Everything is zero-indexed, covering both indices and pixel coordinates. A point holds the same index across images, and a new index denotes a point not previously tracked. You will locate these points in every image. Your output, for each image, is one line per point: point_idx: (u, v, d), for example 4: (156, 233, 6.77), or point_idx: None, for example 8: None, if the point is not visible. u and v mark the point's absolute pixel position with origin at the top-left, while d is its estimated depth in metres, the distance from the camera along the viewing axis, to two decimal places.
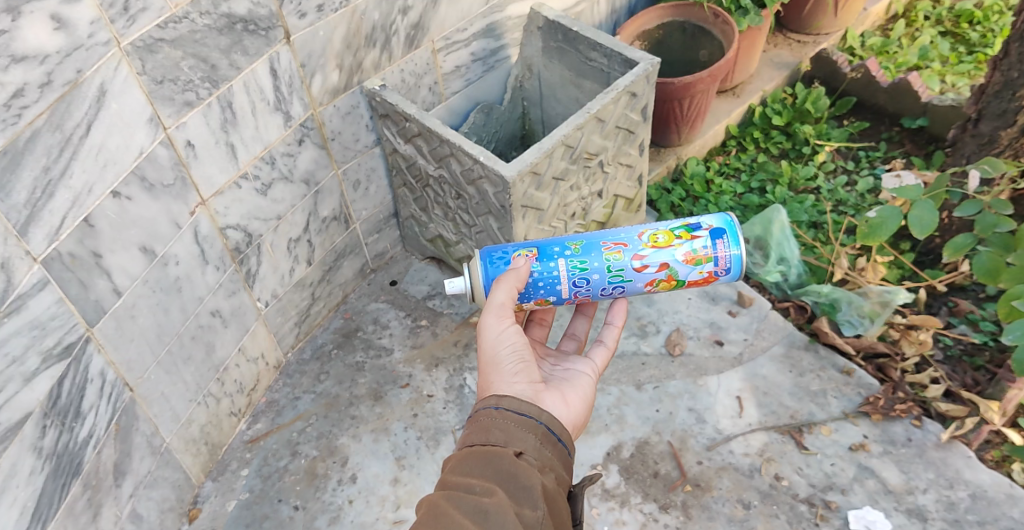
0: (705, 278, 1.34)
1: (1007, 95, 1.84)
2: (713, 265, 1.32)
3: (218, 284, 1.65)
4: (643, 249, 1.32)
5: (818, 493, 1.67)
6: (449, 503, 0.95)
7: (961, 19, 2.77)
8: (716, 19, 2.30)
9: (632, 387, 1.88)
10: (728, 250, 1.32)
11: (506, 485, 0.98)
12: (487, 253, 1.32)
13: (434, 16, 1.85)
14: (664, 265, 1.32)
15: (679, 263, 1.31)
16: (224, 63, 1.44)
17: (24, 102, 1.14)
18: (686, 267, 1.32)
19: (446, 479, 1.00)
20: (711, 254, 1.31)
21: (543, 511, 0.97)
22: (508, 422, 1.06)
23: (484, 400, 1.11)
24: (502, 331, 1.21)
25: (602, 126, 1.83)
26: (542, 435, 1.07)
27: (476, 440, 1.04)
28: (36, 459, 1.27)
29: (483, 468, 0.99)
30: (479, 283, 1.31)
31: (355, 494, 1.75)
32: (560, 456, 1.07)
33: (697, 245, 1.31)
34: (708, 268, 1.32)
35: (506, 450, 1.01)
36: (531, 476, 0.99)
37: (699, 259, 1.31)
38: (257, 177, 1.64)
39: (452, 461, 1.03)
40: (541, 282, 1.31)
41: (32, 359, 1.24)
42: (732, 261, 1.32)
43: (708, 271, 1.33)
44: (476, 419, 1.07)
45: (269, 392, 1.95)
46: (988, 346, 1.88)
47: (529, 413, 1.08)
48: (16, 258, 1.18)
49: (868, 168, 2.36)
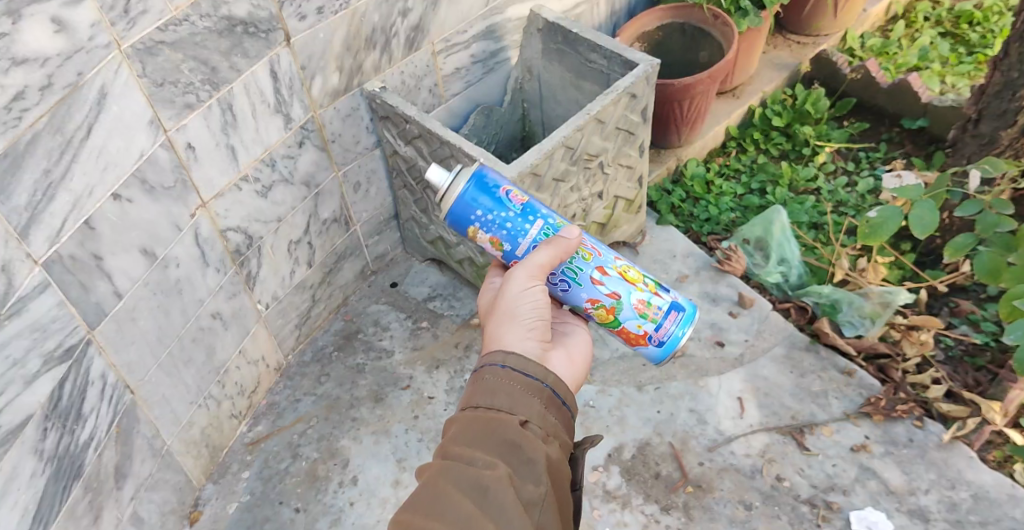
0: (638, 335, 1.36)
1: (1007, 95, 1.84)
2: (652, 326, 1.35)
3: (219, 286, 1.64)
4: (610, 269, 1.33)
5: (819, 493, 1.67)
6: (449, 479, 0.94)
7: (961, 19, 2.77)
8: (716, 20, 2.30)
9: (633, 388, 1.88)
10: (675, 325, 1.36)
11: (509, 458, 0.97)
12: (483, 168, 1.33)
13: (434, 18, 1.85)
14: (618, 294, 1.32)
15: (629, 304, 1.33)
16: (224, 65, 1.44)
17: (24, 105, 1.14)
18: (631, 312, 1.33)
19: (446, 445, 0.99)
20: (661, 314, 1.34)
21: (545, 486, 0.97)
22: (514, 384, 1.05)
23: (489, 354, 1.10)
24: (526, 289, 1.21)
25: (602, 127, 1.83)
26: (548, 398, 1.06)
27: (480, 403, 1.02)
28: (37, 461, 1.27)
29: (487, 437, 0.99)
30: (460, 183, 1.30)
31: (357, 496, 1.75)
32: (564, 419, 1.07)
33: (655, 300, 1.34)
34: (648, 327, 1.34)
35: (511, 420, 1.00)
36: (535, 447, 0.99)
37: (647, 313, 1.34)
38: (258, 179, 1.64)
39: (454, 423, 1.02)
40: (509, 224, 1.30)
41: (33, 361, 1.24)
42: (669, 336, 1.36)
43: (645, 330, 1.35)
44: (481, 376, 1.06)
45: (269, 395, 1.95)
46: (989, 347, 1.88)
47: (536, 374, 1.07)
48: (16, 261, 1.18)
49: (868, 169, 2.36)
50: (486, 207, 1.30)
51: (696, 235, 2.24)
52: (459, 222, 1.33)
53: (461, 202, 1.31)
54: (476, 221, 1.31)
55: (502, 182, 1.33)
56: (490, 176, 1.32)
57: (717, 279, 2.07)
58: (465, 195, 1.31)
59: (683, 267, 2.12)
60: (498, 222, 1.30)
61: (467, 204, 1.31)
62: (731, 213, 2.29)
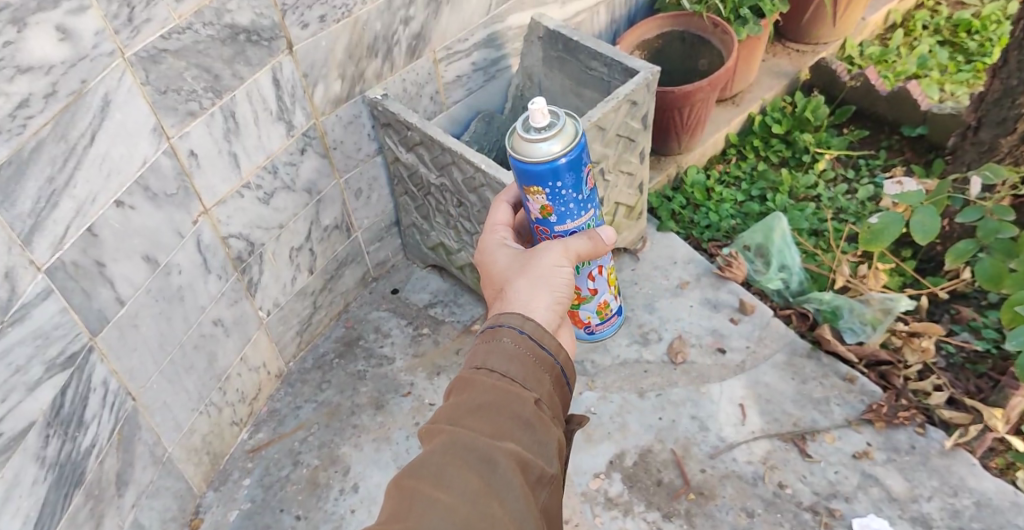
0: (581, 319, 1.69)
1: (1007, 103, 1.85)
2: (596, 321, 1.70)
3: (221, 293, 1.65)
4: (603, 272, 1.58)
5: (821, 500, 1.67)
6: (457, 449, 0.91)
7: (959, 28, 2.78)
8: (715, 28, 2.32)
9: (634, 395, 1.88)
10: (611, 325, 1.76)
11: (520, 433, 0.95)
12: (582, 137, 1.24)
13: (435, 26, 1.86)
14: (596, 292, 1.61)
15: (597, 300, 1.64)
16: (227, 73, 1.45)
17: (29, 112, 1.14)
18: (589, 306, 1.65)
19: (456, 410, 0.97)
20: (609, 314, 1.71)
21: (553, 468, 0.96)
22: (529, 355, 1.03)
23: (510, 316, 1.08)
24: (555, 263, 1.19)
25: (602, 134, 1.83)
26: (556, 376, 1.05)
27: (496, 368, 1.00)
28: (39, 468, 1.27)
29: (500, 407, 0.96)
30: (563, 148, 1.20)
31: (358, 503, 1.75)
32: (565, 400, 1.07)
33: (611, 304, 1.69)
34: (593, 318, 1.69)
35: (526, 394, 0.99)
36: (546, 427, 0.98)
37: (601, 310, 1.68)
38: (260, 186, 1.65)
39: (466, 385, 0.99)
40: (570, 205, 1.29)
41: (36, 368, 1.24)
42: (602, 332, 1.75)
43: (588, 318, 1.69)
44: (498, 338, 1.04)
45: (270, 402, 1.95)
46: (990, 354, 1.88)
47: (549, 350, 1.05)
48: (20, 267, 1.18)
49: (868, 176, 2.37)
50: (568, 183, 1.25)
51: (696, 241, 2.25)
52: (532, 177, 1.23)
53: (551, 165, 1.21)
54: (548, 187, 1.24)
55: (586, 158, 1.27)
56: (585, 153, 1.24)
57: (718, 285, 2.08)
58: (561, 161, 1.21)
59: (684, 273, 2.12)
60: (565, 199, 1.27)
61: (556, 172, 1.22)
62: (731, 219, 2.29)
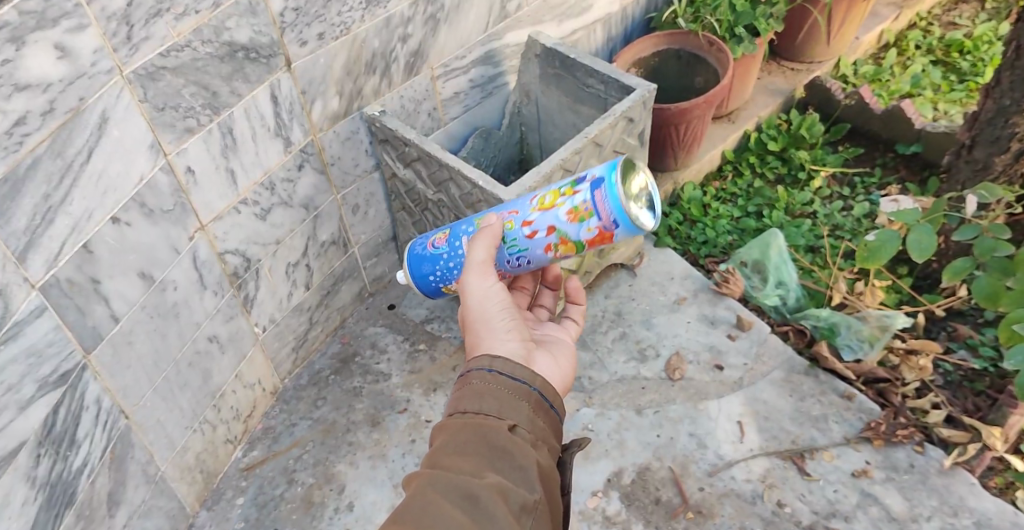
0: (600, 235, 1.25)
1: (1001, 122, 1.86)
2: (597, 220, 1.24)
3: (216, 309, 1.64)
4: (533, 214, 1.32)
5: (820, 520, 1.66)
6: (435, 489, 0.90)
7: (951, 48, 2.81)
8: (710, 47, 2.32)
9: (632, 411, 1.87)
10: (606, 198, 1.22)
11: (499, 464, 0.94)
12: (413, 245, 1.49)
13: (434, 43, 1.86)
14: (551, 227, 1.29)
15: (563, 223, 1.28)
16: (225, 90, 1.44)
17: (25, 131, 1.13)
18: (572, 226, 1.27)
19: (435, 453, 0.96)
20: (590, 208, 1.24)
21: (536, 494, 0.95)
22: (502, 389, 1.02)
23: (477, 359, 1.07)
24: (486, 289, 1.19)
25: (600, 150, 1.84)
26: (535, 403, 1.04)
27: (469, 408, 0.99)
28: (30, 488, 1.25)
29: (475, 443, 0.95)
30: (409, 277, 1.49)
31: (353, 522, 1.73)
32: (553, 424, 1.05)
33: (576, 200, 1.26)
34: (593, 224, 1.24)
35: (500, 424, 0.98)
36: (524, 453, 0.96)
37: (581, 216, 1.25)
38: (257, 202, 1.64)
39: (441, 429, 0.99)
40: (452, 265, 1.41)
41: (28, 386, 1.22)
42: (613, 212, 1.22)
43: (596, 227, 1.25)
44: (469, 381, 1.03)
45: (265, 419, 1.93)
46: (988, 372, 1.88)
47: (522, 378, 1.05)
48: (14, 285, 1.17)
49: (863, 194, 2.38)
50: (431, 270, 1.44)
51: (693, 257, 2.25)
52: (430, 290, 1.49)
53: (422, 286, 1.49)
54: (437, 280, 1.45)
55: (426, 242, 1.46)
56: (416, 246, 1.47)
57: (716, 301, 2.08)
58: (415, 274, 1.48)
59: (682, 288, 2.12)
60: (447, 271, 1.42)
61: (422, 278, 1.46)
62: (728, 235, 2.29)
